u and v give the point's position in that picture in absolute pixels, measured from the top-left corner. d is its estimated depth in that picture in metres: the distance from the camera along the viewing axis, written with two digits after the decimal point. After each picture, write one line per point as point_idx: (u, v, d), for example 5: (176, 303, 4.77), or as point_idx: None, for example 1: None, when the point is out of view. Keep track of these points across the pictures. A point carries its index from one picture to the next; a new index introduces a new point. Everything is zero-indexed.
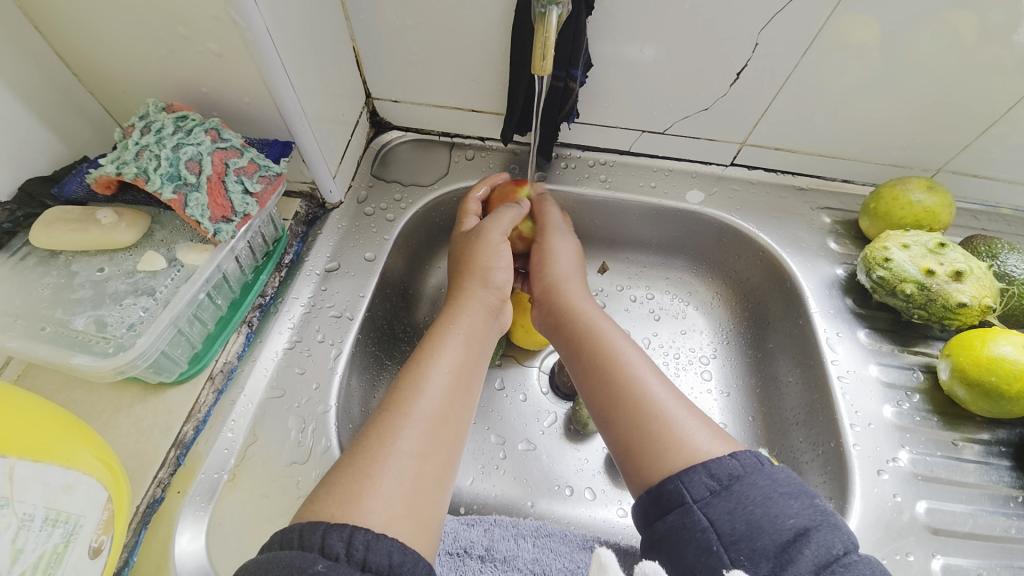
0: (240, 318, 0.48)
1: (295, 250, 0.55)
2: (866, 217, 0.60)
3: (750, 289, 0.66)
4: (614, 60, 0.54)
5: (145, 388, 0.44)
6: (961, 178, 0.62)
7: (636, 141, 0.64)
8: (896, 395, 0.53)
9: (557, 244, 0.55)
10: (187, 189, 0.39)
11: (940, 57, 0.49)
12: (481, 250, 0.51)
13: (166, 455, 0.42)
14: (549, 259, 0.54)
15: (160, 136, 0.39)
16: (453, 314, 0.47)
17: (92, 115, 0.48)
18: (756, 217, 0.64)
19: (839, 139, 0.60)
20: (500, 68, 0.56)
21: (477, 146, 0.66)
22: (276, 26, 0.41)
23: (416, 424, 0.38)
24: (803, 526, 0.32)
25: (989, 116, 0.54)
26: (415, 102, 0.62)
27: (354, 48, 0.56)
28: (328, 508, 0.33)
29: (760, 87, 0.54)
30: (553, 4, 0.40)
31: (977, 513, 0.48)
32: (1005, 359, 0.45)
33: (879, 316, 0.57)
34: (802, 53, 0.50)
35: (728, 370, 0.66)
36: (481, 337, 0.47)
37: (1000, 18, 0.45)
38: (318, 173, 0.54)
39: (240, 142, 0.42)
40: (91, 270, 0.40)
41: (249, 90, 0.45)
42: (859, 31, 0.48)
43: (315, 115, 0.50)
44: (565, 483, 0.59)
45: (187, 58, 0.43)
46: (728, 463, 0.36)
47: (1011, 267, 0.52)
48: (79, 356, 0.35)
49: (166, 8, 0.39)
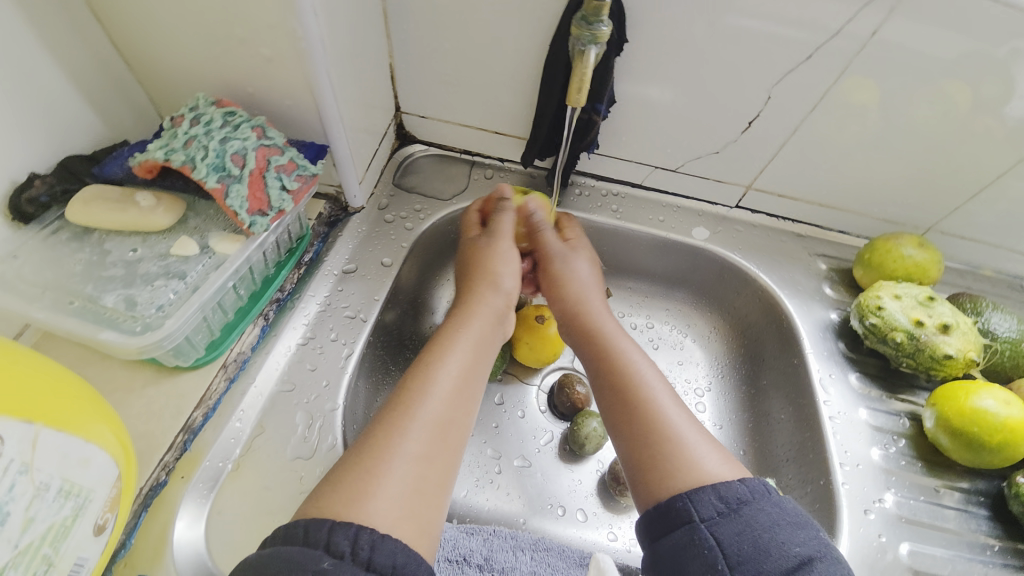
0: (257, 311, 0.49)
1: (315, 250, 0.56)
2: (860, 266, 0.63)
3: (747, 327, 0.69)
4: (635, 99, 0.57)
5: (159, 370, 0.44)
6: (949, 238, 0.66)
7: (649, 176, 0.67)
8: (883, 439, 0.55)
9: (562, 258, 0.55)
10: (230, 180, 0.40)
11: (935, 123, 0.53)
12: (491, 253, 0.53)
13: (174, 439, 0.42)
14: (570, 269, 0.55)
15: (209, 128, 0.41)
16: (463, 319, 0.48)
17: (136, 102, 0.50)
18: (757, 257, 0.67)
19: (838, 192, 0.63)
20: (528, 96, 0.59)
21: (496, 166, 0.68)
22: (329, 36, 0.44)
23: (421, 426, 0.38)
24: (809, 556, 0.34)
25: (977, 182, 0.58)
26: (443, 119, 0.65)
27: (391, 64, 0.59)
28: (334, 506, 0.33)
29: (768, 137, 0.58)
30: (593, 44, 0.43)
31: (956, 559, 0.50)
32: (987, 411, 0.48)
33: (869, 361, 0.60)
34: (809, 110, 0.54)
35: (722, 403, 0.68)
36: (487, 344, 0.48)
37: (988, 95, 0.50)
38: (346, 177, 0.56)
39: (283, 141, 0.45)
40: (125, 250, 0.41)
41: (293, 94, 0.47)
42: (862, 95, 0.52)
43: (351, 123, 0.52)
44: (558, 502, 0.60)
45: (239, 59, 0.45)
46: (736, 487, 0.37)
47: (994, 324, 0.55)
48: (106, 332, 0.37)
49: (228, 12, 0.41)
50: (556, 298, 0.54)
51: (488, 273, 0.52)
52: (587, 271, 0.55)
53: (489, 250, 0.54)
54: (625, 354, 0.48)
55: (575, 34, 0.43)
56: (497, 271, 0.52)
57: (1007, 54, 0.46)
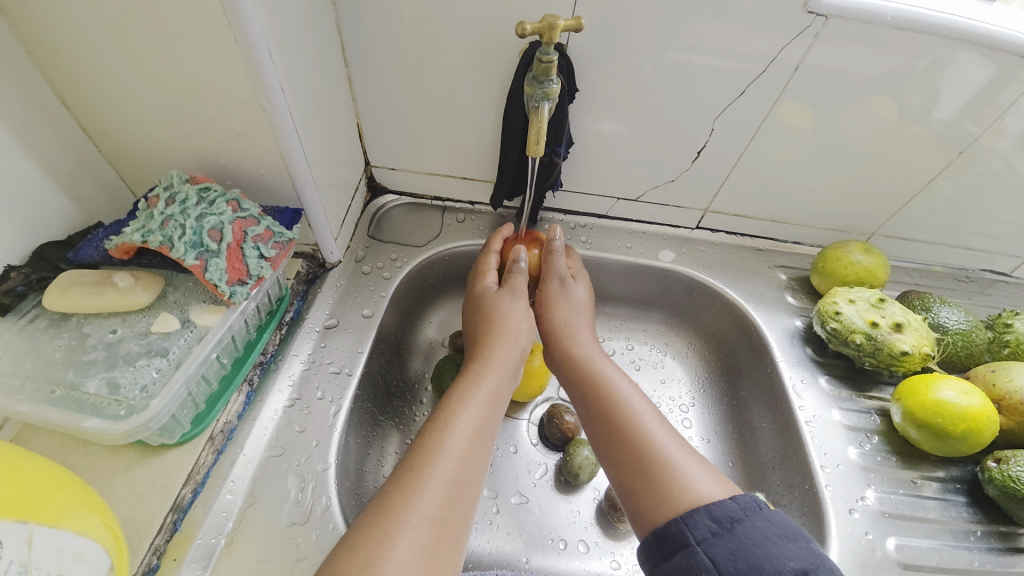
0: (242, 377, 0.50)
1: (295, 309, 0.57)
2: (816, 275, 0.67)
3: (722, 340, 0.72)
4: (593, 137, 0.61)
5: (142, 451, 0.44)
6: (893, 241, 0.71)
7: (612, 207, 0.71)
8: (858, 437, 0.58)
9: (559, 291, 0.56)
10: (208, 255, 0.41)
11: (867, 137, 0.58)
12: (511, 311, 0.54)
13: (163, 520, 0.41)
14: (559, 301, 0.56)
15: (185, 206, 0.42)
16: (475, 369, 0.48)
17: (107, 182, 0.51)
18: (722, 274, 0.71)
19: (788, 207, 0.68)
20: (492, 143, 0.62)
21: (467, 209, 0.71)
22: (298, 107, 0.46)
23: (437, 485, 0.39)
24: (804, 569, 0.35)
25: (911, 188, 0.63)
26: (412, 170, 0.67)
27: (358, 124, 0.61)
28: (353, 571, 0.34)
29: (717, 163, 0.63)
30: (545, 100, 0.46)
31: (942, 548, 0.52)
32: (947, 402, 0.51)
33: (836, 363, 0.64)
34: (752, 135, 0.59)
35: (706, 418, 0.70)
36: (500, 393, 0.48)
37: (907, 110, 0.55)
38: (321, 236, 0.57)
39: (258, 211, 0.46)
40: (104, 332, 0.41)
41: (266, 162, 0.48)
42: (796, 118, 0.57)
43: (323, 184, 0.54)
44: (558, 536, 0.60)
45: (210, 135, 0.46)
46: (728, 506, 0.38)
47: (944, 318, 0.59)
48: (91, 420, 0.36)
49: (198, 94, 0.43)
50: (553, 331, 0.55)
51: (486, 318, 0.53)
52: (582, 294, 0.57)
53: (505, 305, 0.54)
54: (613, 385, 0.49)
55: (529, 92, 0.46)
56: (498, 313, 0.53)
57: (928, 65, 0.51)
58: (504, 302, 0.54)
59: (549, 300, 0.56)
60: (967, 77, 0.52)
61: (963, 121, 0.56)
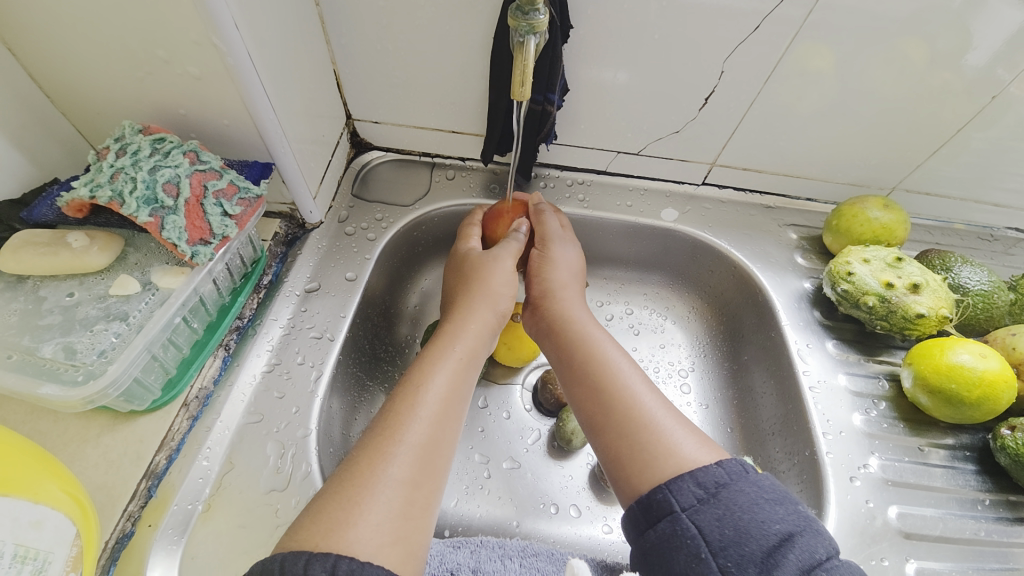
0: (216, 342, 0.48)
1: (273, 272, 0.55)
2: (830, 233, 0.63)
3: (725, 304, 0.68)
4: (590, 85, 0.56)
5: (114, 417, 0.43)
6: (914, 196, 0.66)
7: (612, 162, 0.66)
8: (864, 403, 0.55)
9: (556, 252, 0.53)
10: (164, 211, 0.40)
11: (893, 83, 0.52)
12: (489, 271, 0.50)
13: (137, 487, 0.41)
14: (546, 266, 0.52)
15: (136, 158, 0.40)
16: (446, 334, 0.46)
17: (64, 137, 0.48)
18: (728, 234, 0.67)
19: (802, 161, 0.63)
20: (480, 92, 0.57)
21: (457, 166, 0.67)
22: (259, 49, 0.42)
23: (407, 449, 0.36)
24: (789, 531, 0.33)
25: (939, 138, 0.58)
26: (397, 123, 0.63)
27: (335, 70, 0.56)
28: (312, 538, 0.32)
29: (727, 112, 0.57)
30: (531, 34, 0.41)
31: (946, 517, 0.50)
32: (964, 366, 0.48)
33: (845, 327, 0.60)
34: (765, 81, 0.53)
35: (706, 382, 0.67)
36: (474, 356, 0.45)
37: (945, 50, 0.49)
38: (298, 194, 0.54)
39: (219, 164, 0.44)
40: (60, 295, 0.40)
41: (228, 113, 0.44)
42: (816, 61, 0.51)
43: (296, 138, 0.50)
44: (550, 501, 0.59)
45: (165, 81, 0.42)
46: (713, 471, 0.36)
47: (965, 279, 0.55)
48: (46, 387, 0.36)
49: (145, 33, 0.39)
50: (543, 292, 0.51)
51: (472, 282, 0.50)
52: (574, 259, 0.54)
53: (488, 266, 0.51)
54: (601, 348, 0.46)
55: (512, 25, 0.41)
56: (489, 280, 0.50)
57: (962, 3, 0.45)
58: (490, 264, 0.51)
59: (545, 262, 0.53)
60: (1008, 16, 0.46)
61: (999, 66, 0.50)
